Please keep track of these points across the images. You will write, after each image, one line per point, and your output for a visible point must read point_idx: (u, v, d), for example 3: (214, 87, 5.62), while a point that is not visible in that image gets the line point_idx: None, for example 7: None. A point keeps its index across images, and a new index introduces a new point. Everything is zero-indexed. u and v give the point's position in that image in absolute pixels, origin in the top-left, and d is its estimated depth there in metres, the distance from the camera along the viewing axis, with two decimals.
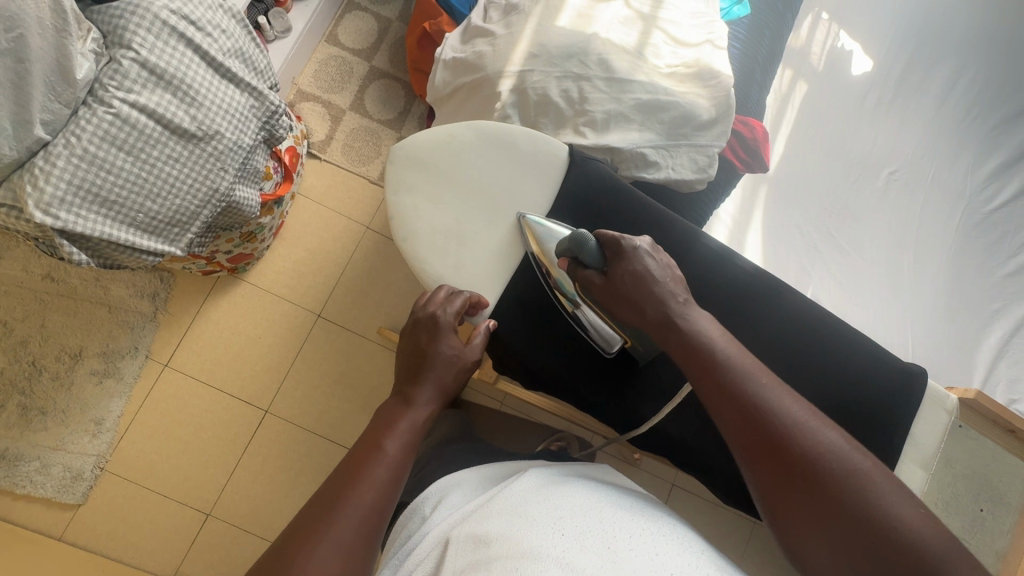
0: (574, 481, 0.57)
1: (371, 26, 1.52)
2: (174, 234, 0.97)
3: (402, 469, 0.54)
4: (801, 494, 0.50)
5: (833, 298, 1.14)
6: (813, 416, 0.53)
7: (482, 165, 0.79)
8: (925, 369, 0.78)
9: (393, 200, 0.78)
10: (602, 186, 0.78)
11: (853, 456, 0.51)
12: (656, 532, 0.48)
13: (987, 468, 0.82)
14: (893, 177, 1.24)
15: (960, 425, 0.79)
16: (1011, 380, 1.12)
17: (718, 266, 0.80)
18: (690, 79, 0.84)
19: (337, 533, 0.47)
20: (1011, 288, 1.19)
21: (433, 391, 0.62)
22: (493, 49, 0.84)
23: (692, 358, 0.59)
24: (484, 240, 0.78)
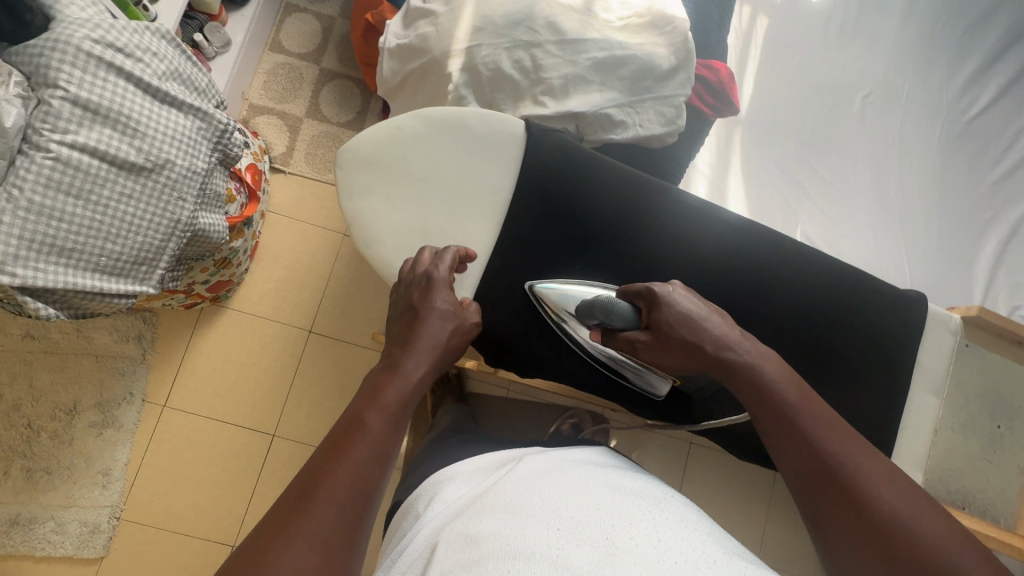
0: (571, 466, 0.56)
1: (314, 27, 1.46)
2: (142, 273, 0.94)
3: (390, 441, 0.52)
4: (856, 539, 0.46)
5: (823, 233, 1.12)
6: (884, 473, 0.49)
7: (436, 155, 0.75)
8: (923, 293, 0.77)
9: (350, 207, 0.75)
10: (567, 157, 0.76)
11: (926, 519, 0.46)
12: (663, 520, 0.46)
13: (999, 380, 0.81)
14: (868, 101, 1.21)
15: (965, 343, 0.79)
16: (1013, 287, 1.12)
17: (700, 220, 0.78)
18: (644, 29, 0.80)
19: (316, 518, 0.44)
20: (1001, 194, 1.17)
21: (422, 354, 0.60)
22: (436, 29, 0.80)
23: (751, 391, 0.57)
24: (455, 230, 0.75)
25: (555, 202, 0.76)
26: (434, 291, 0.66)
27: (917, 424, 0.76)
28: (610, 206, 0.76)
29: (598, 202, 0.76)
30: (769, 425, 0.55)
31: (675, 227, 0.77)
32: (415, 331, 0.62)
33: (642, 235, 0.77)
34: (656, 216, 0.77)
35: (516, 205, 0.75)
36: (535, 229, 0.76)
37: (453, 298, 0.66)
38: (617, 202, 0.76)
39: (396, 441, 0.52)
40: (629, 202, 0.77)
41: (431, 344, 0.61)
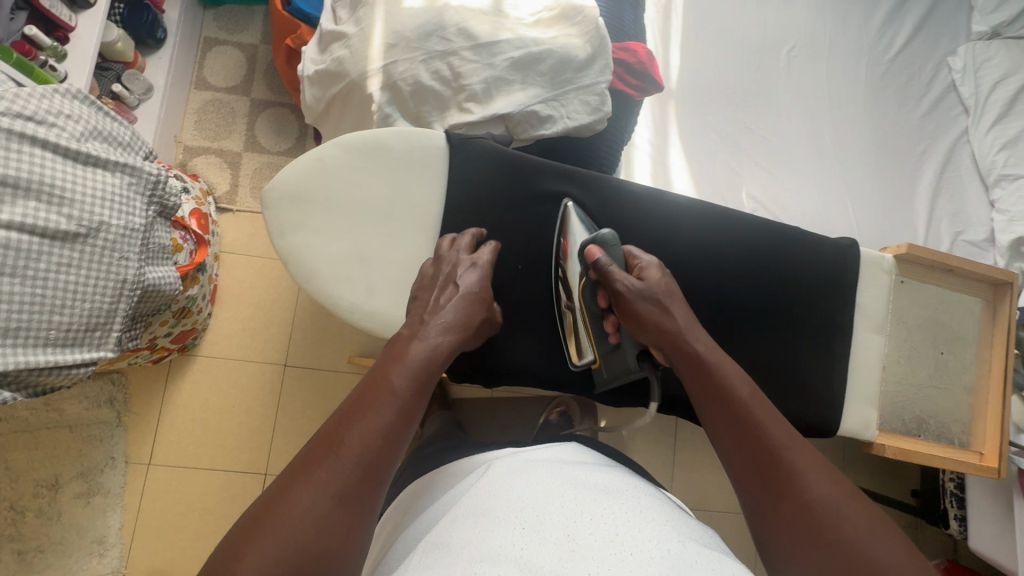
0: (540, 466, 0.58)
1: (238, 59, 1.43)
2: (97, 339, 0.92)
3: (412, 409, 0.53)
4: (784, 520, 0.50)
5: (767, 190, 1.15)
6: (813, 462, 0.53)
7: (362, 180, 0.75)
8: (855, 242, 0.81)
9: (282, 244, 0.74)
10: (495, 161, 0.76)
11: (844, 505, 0.49)
12: (624, 514, 0.48)
13: (941, 309, 0.85)
14: (793, 54, 1.24)
15: (901, 282, 0.84)
16: (951, 213, 1.19)
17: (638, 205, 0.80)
18: (556, 22, 0.80)
19: (323, 476, 0.46)
20: (928, 128, 1.24)
21: (443, 329, 0.61)
22: (350, 52, 0.79)
23: (700, 383, 0.61)
24: (395, 254, 0.75)
25: (492, 208, 0.77)
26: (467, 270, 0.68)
27: (864, 363, 0.81)
28: (548, 208, 0.79)
29: (532, 202, 0.78)
30: (713, 414, 0.59)
31: (613, 214, 0.79)
32: (434, 307, 0.63)
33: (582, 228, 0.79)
34: (593, 207, 0.79)
35: (450, 217, 0.76)
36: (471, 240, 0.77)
37: (479, 288, 0.67)
38: (552, 200, 0.79)
39: (418, 409, 0.54)
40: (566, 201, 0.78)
41: (460, 321, 0.63)
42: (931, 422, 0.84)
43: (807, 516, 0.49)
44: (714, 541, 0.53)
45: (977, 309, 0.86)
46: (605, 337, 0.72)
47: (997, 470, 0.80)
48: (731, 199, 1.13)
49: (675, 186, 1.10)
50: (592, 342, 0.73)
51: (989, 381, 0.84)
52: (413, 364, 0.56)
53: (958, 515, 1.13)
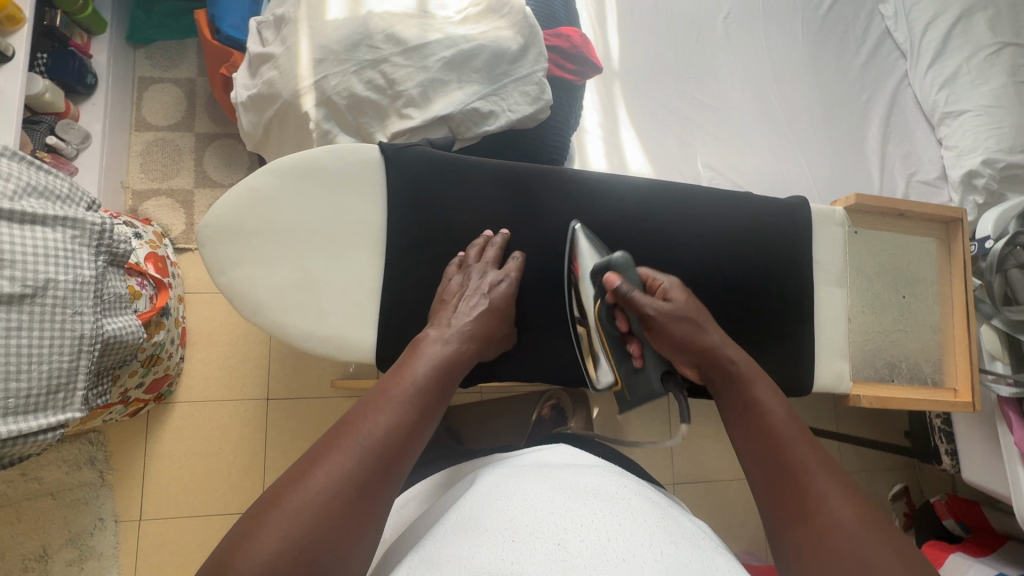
0: (532, 474, 0.60)
1: (177, 95, 1.40)
2: (62, 401, 0.89)
3: (431, 403, 0.56)
4: (806, 548, 0.47)
5: (722, 158, 1.16)
6: (845, 494, 0.49)
7: (298, 203, 0.72)
8: (805, 198, 0.82)
9: (225, 281, 0.71)
10: (432, 168, 0.74)
11: (876, 542, 0.45)
12: (613, 518, 0.50)
13: (899, 253, 0.87)
14: (729, 21, 1.25)
15: (855, 231, 0.85)
16: (902, 156, 1.22)
17: (579, 190, 0.79)
18: (484, 17, 0.79)
19: (337, 461, 0.48)
20: (869, 77, 1.27)
21: (457, 332, 0.65)
22: (280, 72, 0.77)
23: (735, 403, 0.61)
24: (350, 272, 0.73)
25: (437, 214, 0.75)
26: (496, 287, 0.71)
27: (831, 315, 0.82)
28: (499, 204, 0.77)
29: (481, 202, 0.77)
30: (745, 436, 0.58)
31: (558, 204, 0.79)
32: (447, 308, 0.68)
33: (526, 222, 0.78)
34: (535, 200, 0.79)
35: (399, 227, 0.74)
36: (422, 249, 0.75)
37: (497, 293, 0.71)
38: (496, 198, 0.77)
39: (437, 403, 0.57)
40: (516, 199, 0.78)
41: (480, 331, 0.66)
42: (907, 363, 0.84)
43: (829, 544, 0.46)
44: (699, 532, 0.56)
45: (932, 247, 0.88)
46: (627, 358, 0.71)
47: (971, 403, 0.82)
48: (688, 171, 1.13)
49: (631, 165, 1.10)
50: (614, 364, 0.72)
51: (954, 316, 0.86)
52: (435, 363, 0.60)
53: (948, 450, 1.15)
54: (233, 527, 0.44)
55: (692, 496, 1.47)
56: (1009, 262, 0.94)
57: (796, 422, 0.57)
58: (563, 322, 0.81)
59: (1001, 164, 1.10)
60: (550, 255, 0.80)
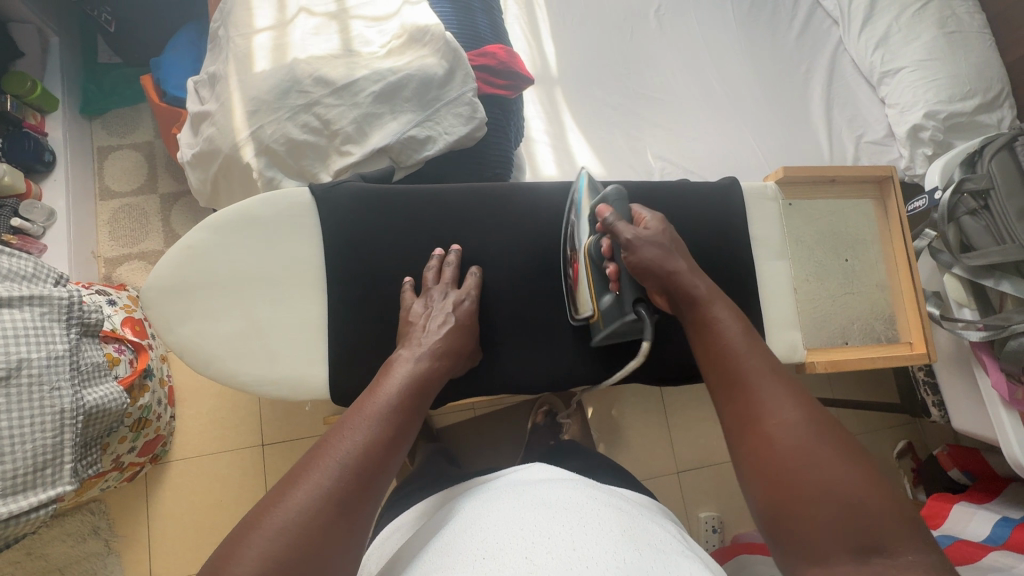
0: (505, 493, 0.63)
1: (137, 159, 1.42)
2: (51, 477, 0.90)
3: (406, 421, 0.58)
4: (755, 442, 0.52)
5: (671, 147, 1.17)
6: (789, 393, 0.54)
7: (235, 256, 0.73)
8: (736, 177, 0.85)
9: (174, 340, 0.72)
10: (369, 202, 0.76)
11: (812, 433, 0.50)
12: (579, 527, 0.54)
13: (842, 215, 0.89)
14: (662, 13, 1.28)
15: (790, 203, 0.87)
16: (848, 120, 1.24)
17: (522, 201, 0.81)
18: (408, 47, 0.81)
19: (314, 479, 0.49)
20: (803, 48, 1.30)
21: (420, 348, 0.66)
22: (218, 128, 0.79)
23: (697, 323, 0.64)
24: (304, 315, 0.74)
25: (387, 246, 0.77)
26: (459, 305, 0.73)
27: (785, 289, 0.83)
28: (447, 224, 0.79)
29: (428, 227, 0.78)
30: (704, 352, 0.62)
31: (503, 217, 0.81)
32: (413, 325, 0.70)
33: (476, 240, 0.80)
34: (483, 218, 0.80)
35: (350, 262, 0.75)
36: (376, 280, 0.76)
37: (465, 309, 0.73)
38: (442, 220, 0.79)
39: (412, 421, 0.59)
40: (464, 219, 0.80)
41: (452, 349, 0.68)
42: (867, 324, 0.86)
43: (773, 438, 0.51)
44: (663, 532, 0.59)
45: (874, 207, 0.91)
46: (605, 287, 0.72)
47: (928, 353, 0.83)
48: (639, 164, 1.14)
49: (581, 166, 1.11)
50: (593, 294, 0.73)
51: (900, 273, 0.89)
52: (408, 381, 0.61)
53: (935, 401, 1.15)
54: (216, 547, 0.45)
55: (698, 481, 1.47)
56: (958, 210, 0.96)
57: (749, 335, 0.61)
58: (526, 332, 0.82)
59: (942, 115, 1.12)
60: (506, 268, 0.81)
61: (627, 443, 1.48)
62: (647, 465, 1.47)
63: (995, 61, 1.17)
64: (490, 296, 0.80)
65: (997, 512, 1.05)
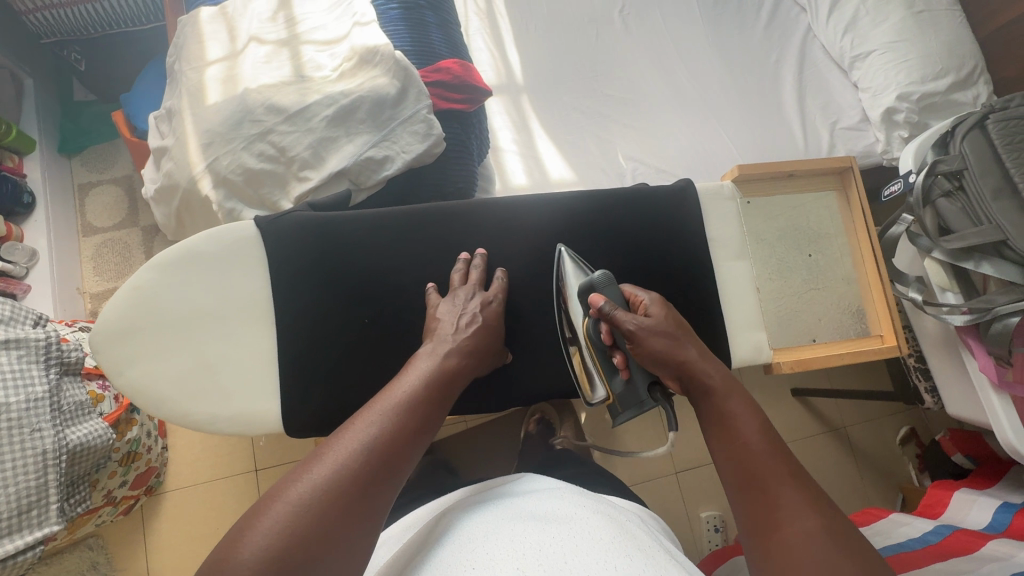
0: (500, 511, 0.66)
1: (118, 193, 1.43)
2: (37, 518, 0.90)
3: (428, 414, 0.59)
4: (771, 549, 0.49)
5: (642, 146, 1.16)
6: (805, 500, 0.51)
7: (184, 294, 0.72)
8: (690, 178, 0.85)
9: (124, 382, 0.71)
10: (323, 229, 0.76)
11: (828, 542, 0.47)
12: (571, 537, 0.57)
13: (804, 209, 0.90)
14: (626, 13, 1.27)
15: (748, 201, 0.87)
16: (821, 108, 1.22)
17: (483, 215, 0.80)
18: (358, 69, 0.81)
19: (335, 459, 0.50)
20: (772, 39, 1.28)
21: (445, 343, 0.67)
22: (175, 163, 0.79)
23: (716, 416, 0.62)
24: (260, 347, 0.74)
25: (350, 269, 0.77)
26: (487, 305, 0.74)
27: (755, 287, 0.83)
28: (409, 244, 0.79)
29: (390, 247, 0.78)
30: (721, 447, 0.60)
31: (465, 233, 0.80)
32: (435, 322, 0.71)
33: (440, 257, 0.79)
34: (446, 235, 0.80)
35: (314, 288, 0.76)
36: (339, 304, 0.77)
37: (489, 309, 0.74)
38: (403, 241, 0.79)
39: (434, 412, 0.60)
40: (425, 237, 0.79)
41: (477, 346, 0.69)
42: (831, 321, 0.87)
43: (788, 544, 0.48)
44: (649, 538, 0.62)
45: (835, 199, 0.92)
46: (616, 372, 0.74)
47: (898, 345, 0.85)
48: (610, 167, 1.14)
49: (552, 173, 1.11)
50: (604, 378, 0.75)
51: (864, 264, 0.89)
52: (430, 372, 0.63)
53: (927, 387, 1.13)
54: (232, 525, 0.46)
55: (697, 481, 1.46)
56: (934, 193, 0.93)
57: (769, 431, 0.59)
58: None
59: (916, 96, 1.10)
60: None
61: (623, 447, 1.47)
62: (645, 468, 1.46)
63: (967, 37, 1.15)
64: None
65: (997, 498, 1.02)
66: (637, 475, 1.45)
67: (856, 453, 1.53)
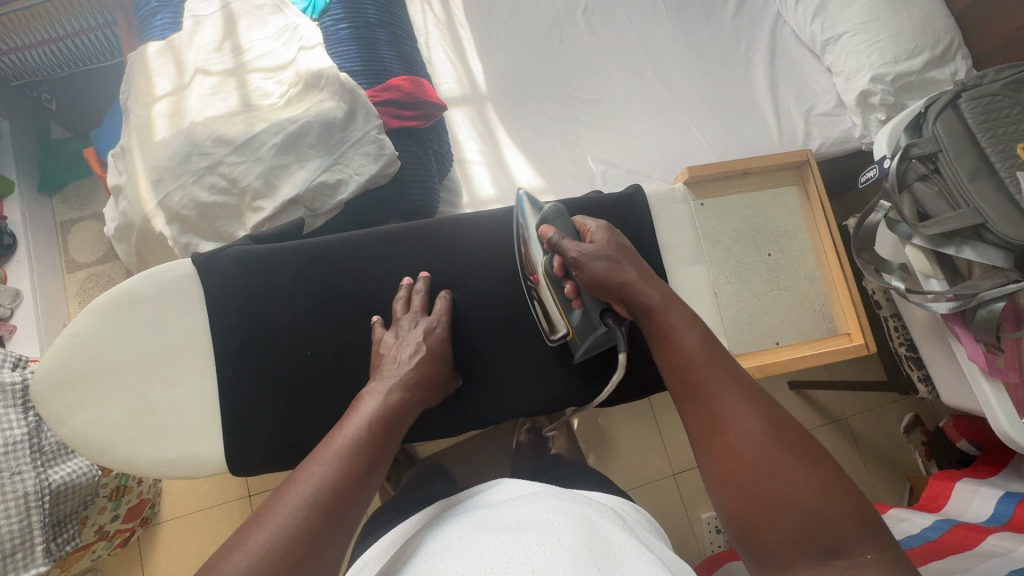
0: (471, 522, 0.61)
1: (99, 228, 1.44)
2: (21, 561, 0.92)
3: (377, 456, 0.56)
4: (720, 456, 0.50)
5: (611, 148, 1.14)
6: (747, 401, 0.52)
7: (123, 337, 0.71)
8: (638, 185, 0.83)
9: (67, 432, 0.69)
10: (276, 258, 0.76)
11: (774, 440, 0.49)
12: (538, 546, 0.51)
13: (760, 208, 0.89)
14: (589, 13, 1.24)
15: (701, 203, 0.87)
16: (794, 95, 1.19)
17: (441, 234, 0.81)
18: (304, 94, 0.80)
19: (285, 513, 0.47)
20: (740, 29, 1.25)
21: (392, 387, 0.64)
22: (128, 202, 0.79)
23: (657, 330, 0.62)
24: (209, 385, 0.73)
25: (305, 298, 0.76)
26: (431, 333, 0.72)
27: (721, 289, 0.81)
28: (366, 268, 0.78)
29: (347, 273, 0.78)
30: (665, 363, 0.60)
31: (419, 253, 0.80)
32: (382, 358, 0.68)
33: (395, 280, 0.79)
34: (405, 257, 0.80)
35: (272, 319, 0.75)
36: (297, 334, 0.76)
37: (431, 337, 0.71)
38: (359, 266, 0.78)
39: (384, 452, 0.57)
40: (381, 260, 0.79)
41: (424, 378, 0.67)
42: (798, 323, 0.86)
43: (738, 449, 0.49)
44: (627, 539, 0.57)
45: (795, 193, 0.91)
46: (570, 306, 0.73)
47: (865, 344, 0.84)
48: (579, 171, 1.12)
49: (519, 181, 1.09)
50: (561, 313, 0.73)
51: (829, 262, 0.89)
52: (377, 414, 0.60)
53: (921, 376, 1.09)
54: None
55: (695, 482, 1.43)
56: (909, 176, 0.90)
57: (707, 340, 0.59)
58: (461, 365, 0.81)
59: (890, 77, 1.06)
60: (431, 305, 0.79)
61: (617, 451, 1.45)
62: (640, 471, 1.43)
63: (941, 13, 1.11)
64: None
65: (999, 487, 0.99)
66: (634, 479, 1.42)
67: (860, 443, 1.49)
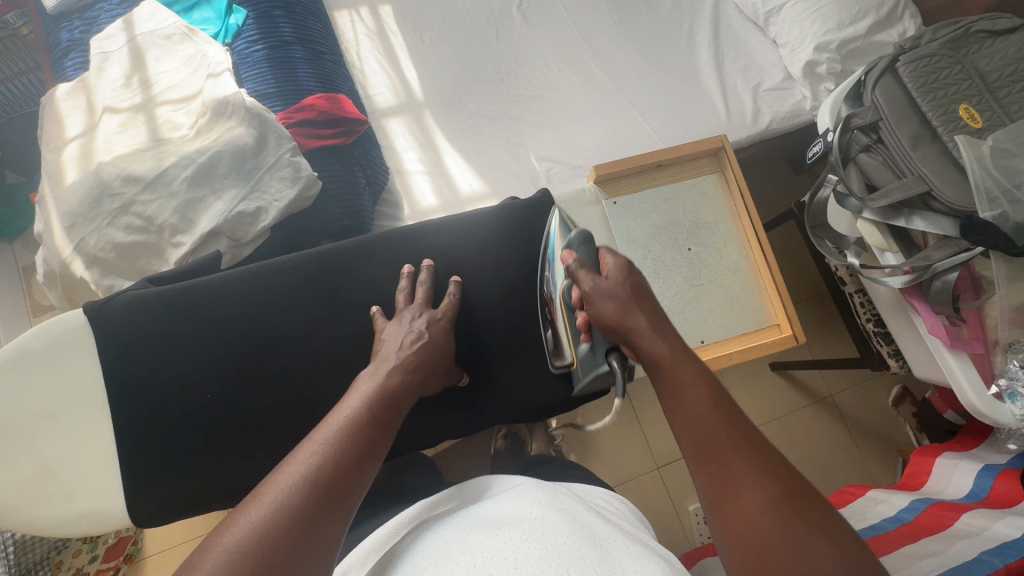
0: (464, 529, 0.53)
1: None
2: None
3: (376, 432, 0.55)
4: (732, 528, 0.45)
5: (554, 143, 1.11)
6: (758, 468, 0.46)
7: (13, 396, 0.68)
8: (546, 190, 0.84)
9: None
10: (190, 296, 0.74)
11: (790, 513, 0.43)
12: (525, 543, 0.48)
13: (678, 199, 0.90)
14: (524, 7, 1.21)
15: (613, 201, 0.88)
16: (740, 72, 1.15)
17: (368, 254, 0.79)
18: (213, 124, 0.79)
19: (279, 492, 0.46)
20: (679, 9, 1.22)
21: (398, 368, 0.63)
22: (47, 249, 0.78)
23: (667, 387, 0.56)
24: (126, 432, 0.71)
25: (232, 329, 0.75)
26: (435, 322, 0.72)
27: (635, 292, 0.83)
28: (291, 294, 0.77)
29: (268, 303, 0.76)
30: (675, 419, 0.54)
31: (344, 273, 0.78)
32: (382, 345, 0.68)
33: (320, 305, 0.77)
34: (331, 280, 0.78)
35: (199, 355, 0.74)
36: (226, 368, 0.75)
37: (434, 324, 0.71)
38: (286, 292, 0.77)
39: (386, 430, 0.57)
40: (304, 286, 0.77)
41: (427, 362, 0.66)
42: (716, 316, 0.85)
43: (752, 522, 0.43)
44: (610, 528, 0.54)
45: (717, 180, 0.91)
46: (580, 339, 0.71)
47: (794, 334, 0.82)
48: (523, 171, 1.09)
49: (462, 187, 1.06)
50: (570, 343, 0.72)
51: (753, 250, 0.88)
52: (374, 394, 0.59)
53: (891, 351, 1.06)
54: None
55: (679, 473, 1.41)
56: (853, 149, 0.87)
57: (721, 396, 0.54)
58: None
59: (834, 44, 1.02)
60: (362, 326, 0.78)
61: (599, 449, 1.42)
62: (623, 467, 1.41)
63: None
64: (351, 356, 0.77)
65: (979, 459, 0.95)
66: (618, 476, 1.40)
67: (848, 421, 1.45)
